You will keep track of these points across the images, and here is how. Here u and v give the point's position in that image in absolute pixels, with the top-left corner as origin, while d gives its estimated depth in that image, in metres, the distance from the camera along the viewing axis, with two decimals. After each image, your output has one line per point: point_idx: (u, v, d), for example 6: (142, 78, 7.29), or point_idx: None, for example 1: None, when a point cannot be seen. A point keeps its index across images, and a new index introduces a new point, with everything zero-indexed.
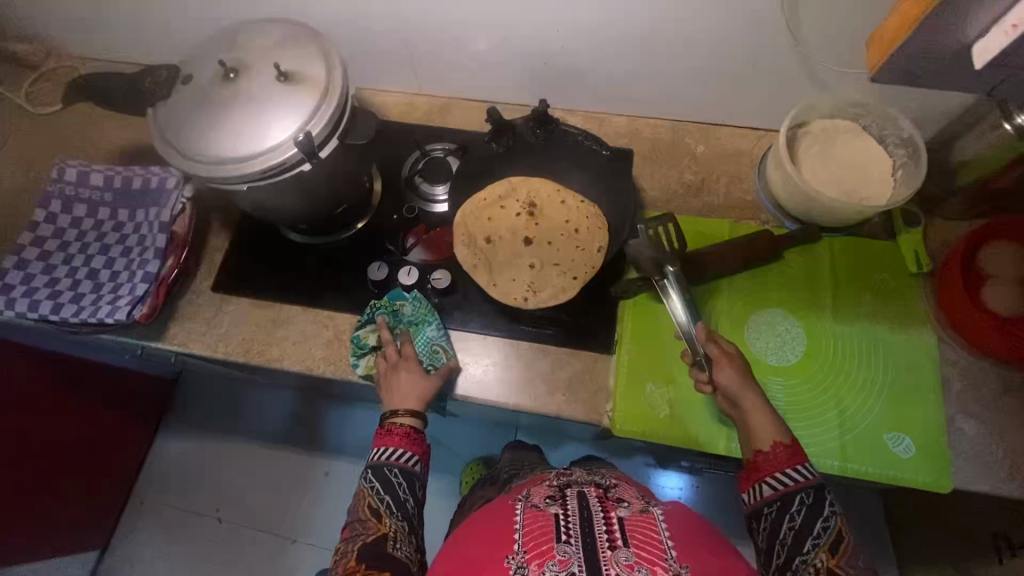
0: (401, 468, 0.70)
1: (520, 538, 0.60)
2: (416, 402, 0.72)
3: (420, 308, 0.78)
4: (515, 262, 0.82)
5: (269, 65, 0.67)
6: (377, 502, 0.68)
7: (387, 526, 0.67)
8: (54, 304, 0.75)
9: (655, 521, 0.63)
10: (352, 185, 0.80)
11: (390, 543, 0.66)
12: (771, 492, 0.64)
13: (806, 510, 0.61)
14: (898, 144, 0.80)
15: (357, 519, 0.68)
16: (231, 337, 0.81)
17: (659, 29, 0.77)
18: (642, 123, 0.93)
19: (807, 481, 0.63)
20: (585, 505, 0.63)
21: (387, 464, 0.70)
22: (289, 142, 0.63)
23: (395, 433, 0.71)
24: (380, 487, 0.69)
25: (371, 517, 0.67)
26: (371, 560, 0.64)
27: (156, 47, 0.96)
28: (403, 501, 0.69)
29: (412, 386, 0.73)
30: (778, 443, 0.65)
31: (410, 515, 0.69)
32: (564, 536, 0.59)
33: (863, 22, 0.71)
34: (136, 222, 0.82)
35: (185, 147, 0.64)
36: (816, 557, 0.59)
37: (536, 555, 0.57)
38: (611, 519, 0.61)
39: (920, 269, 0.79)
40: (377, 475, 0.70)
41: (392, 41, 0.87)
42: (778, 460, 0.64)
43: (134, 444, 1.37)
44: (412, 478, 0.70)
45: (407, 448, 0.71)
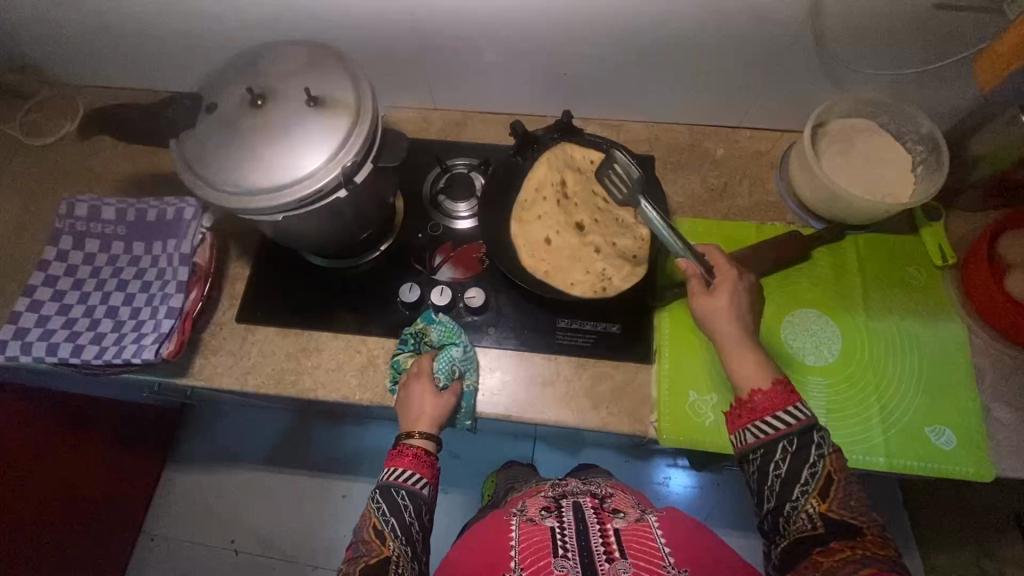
0: (408, 489, 0.68)
1: (517, 554, 0.60)
2: (428, 423, 0.72)
3: (450, 331, 0.77)
4: (577, 258, 0.84)
5: (297, 90, 0.65)
6: (383, 523, 0.64)
7: (390, 548, 0.63)
8: (73, 345, 0.72)
9: (652, 529, 0.63)
10: (378, 205, 0.78)
11: (393, 565, 0.61)
12: (754, 439, 0.60)
13: (789, 457, 0.58)
14: (916, 141, 0.81)
15: (359, 541, 0.64)
16: (260, 368, 0.79)
17: (680, 37, 0.77)
18: (659, 128, 0.94)
19: (790, 429, 0.59)
20: (581, 516, 0.64)
21: (394, 485, 0.68)
22: (324, 169, 0.62)
23: (406, 453, 0.70)
24: (387, 507, 0.66)
25: (374, 538, 0.64)
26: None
27: (158, 72, 0.93)
28: (408, 524, 0.65)
29: (425, 404, 0.72)
30: (756, 390, 0.62)
31: (414, 539, 0.65)
32: (561, 550, 0.59)
33: (883, 23, 0.72)
34: (153, 255, 0.79)
35: (214, 179, 0.62)
36: (806, 505, 0.57)
37: (534, 569, 0.58)
38: (608, 530, 0.62)
39: (945, 262, 0.81)
40: (383, 496, 0.67)
41: (408, 57, 0.86)
42: (761, 407, 0.61)
43: (143, 480, 1.32)
44: (418, 501, 0.67)
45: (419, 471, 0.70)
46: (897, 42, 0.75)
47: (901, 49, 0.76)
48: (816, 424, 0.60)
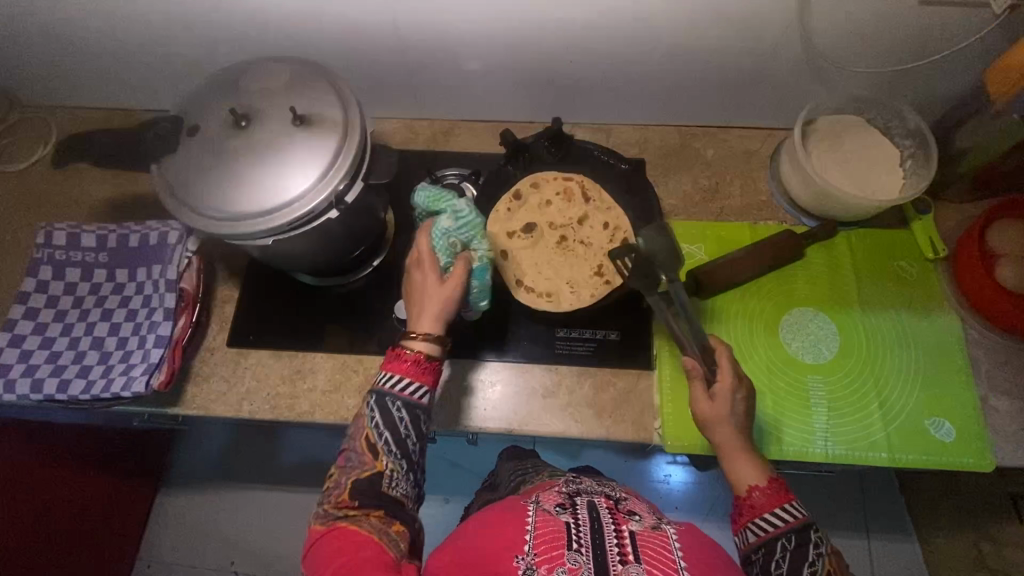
0: (406, 400, 0.61)
1: (530, 538, 0.58)
2: (429, 319, 0.63)
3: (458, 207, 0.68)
4: None
5: (281, 109, 0.63)
6: (376, 437, 0.60)
7: (384, 463, 0.60)
8: (59, 380, 0.70)
9: (669, 539, 0.60)
10: (370, 221, 0.77)
11: (385, 481, 0.60)
12: (755, 539, 0.60)
13: (789, 556, 0.58)
14: (905, 135, 0.81)
15: (352, 448, 0.61)
16: (255, 393, 0.77)
17: (669, 39, 0.76)
18: (649, 130, 0.93)
19: (786, 527, 0.59)
20: (596, 516, 0.61)
21: (390, 394, 0.61)
22: (314, 191, 0.60)
23: (404, 359, 0.62)
24: (381, 422, 0.60)
25: (367, 450, 0.60)
26: (364, 495, 0.59)
27: (134, 91, 0.90)
28: (404, 437, 0.61)
29: (427, 297, 0.63)
30: (753, 488, 0.62)
31: (411, 453, 0.61)
32: (575, 543, 0.57)
33: (869, 23, 0.72)
34: (137, 282, 0.76)
35: (200, 205, 0.60)
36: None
37: (547, 558, 0.55)
38: (622, 533, 0.59)
39: (937, 254, 0.81)
40: (378, 406, 0.61)
41: (391, 67, 0.84)
42: (758, 505, 0.61)
43: (136, 506, 1.29)
44: (417, 414, 0.62)
45: (411, 377, 0.62)
46: (885, 40, 0.74)
47: (889, 48, 0.76)
48: (810, 522, 0.60)
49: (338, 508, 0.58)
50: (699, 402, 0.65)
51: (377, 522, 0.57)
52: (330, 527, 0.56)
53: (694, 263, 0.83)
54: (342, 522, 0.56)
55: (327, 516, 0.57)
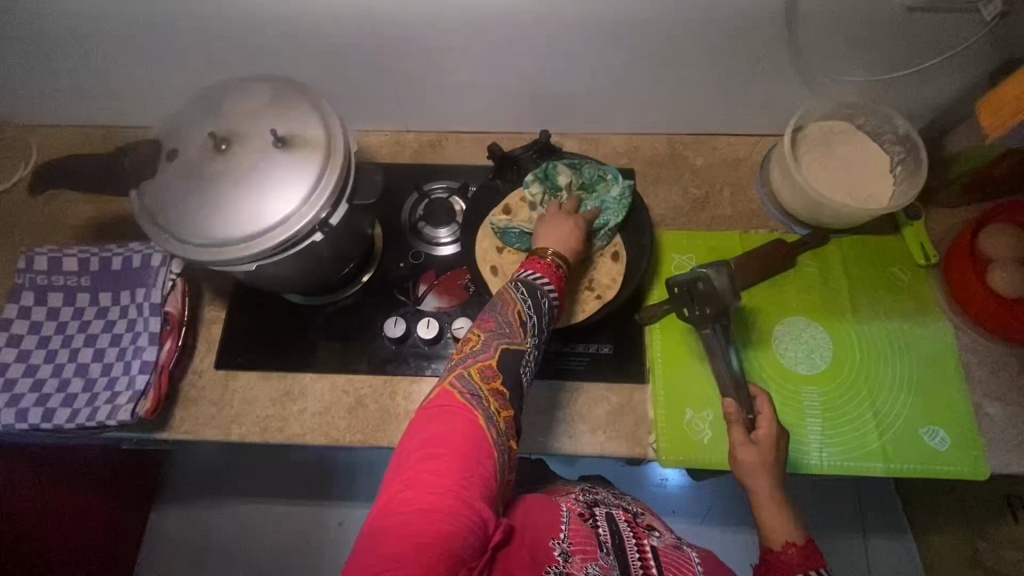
0: (550, 298, 0.64)
1: (565, 530, 0.60)
2: (561, 246, 0.68)
3: (622, 199, 0.78)
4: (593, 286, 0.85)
5: (262, 131, 0.62)
6: (527, 315, 0.60)
7: (526, 344, 0.60)
8: (43, 410, 0.69)
9: (691, 560, 0.63)
10: (356, 239, 0.76)
11: (522, 364, 0.59)
12: None
13: None
14: (894, 141, 0.81)
15: (503, 319, 0.60)
16: (244, 417, 0.76)
17: (657, 49, 0.76)
18: (638, 139, 0.92)
19: None
20: (617, 530, 0.64)
21: (540, 287, 0.63)
22: (298, 215, 0.59)
23: (544, 264, 0.65)
24: (531, 306, 0.61)
25: (518, 326, 0.60)
26: (506, 371, 0.58)
27: (114, 109, 0.88)
28: (543, 327, 0.62)
29: (567, 234, 0.69)
30: (791, 544, 0.59)
31: (542, 347, 0.62)
32: (604, 548, 0.59)
33: (856, 31, 0.72)
34: (121, 306, 0.75)
35: (182, 231, 0.59)
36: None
37: (580, 549, 0.57)
38: (645, 547, 0.62)
39: (928, 260, 0.81)
40: (529, 292, 0.62)
41: (376, 81, 0.83)
42: (793, 562, 0.58)
43: (129, 525, 1.27)
44: (554, 314, 0.64)
45: (549, 278, 0.64)
46: (871, 48, 0.74)
47: (876, 55, 0.75)
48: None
49: (484, 384, 0.56)
50: (734, 446, 0.65)
51: (504, 423, 0.54)
52: (466, 401, 0.53)
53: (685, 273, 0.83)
54: (476, 407, 0.53)
55: (465, 385, 0.55)
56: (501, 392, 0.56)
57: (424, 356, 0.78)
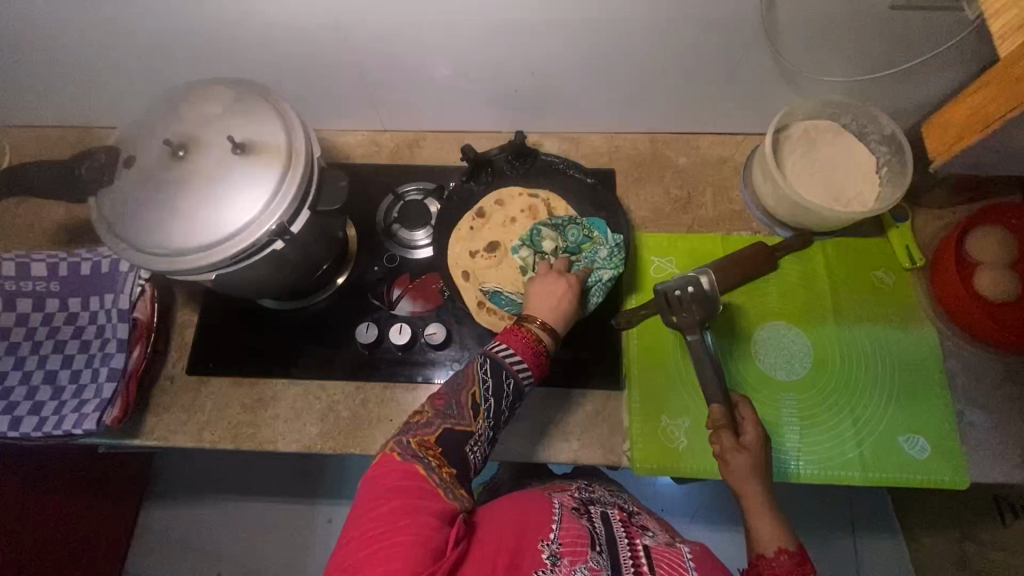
0: (516, 380, 0.61)
1: (556, 529, 0.58)
2: (552, 316, 0.65)
3: (613, 257, 0.72)
4: None
5: (219, 138, 0.60)
6: (482, 398, 0.60)
7: (477, 426, 0.60)
8: (11, 418, 0.68)
9: (682, 556, 0.60)
10: (328, 243, 0.74)
11: (470, 443, 0.59)
12: None
13: None
14: (880, 141, 0.78)
15: (455, 399, 0.60)
16: (215, 422, 0.75)
17: (632, 49, 0.73)
18: (619, 139, 0.90)
19: None
20: (611, 528, 0.62)
21: (507, 368, 0.60)
22: (256, 223, 0.57)
23: (524, 334, 0.62)
24: (492, 387, 0.60)
25: (469, 407, 0.60)
26: (449, 448, 0.58)
27: (84, 110, 0.87)
28: (501, 411, 0.61)
29: (552, 300, 0.66)
30: (782, 551, 0.58)
31: (498, 428, 0.62)
32: (597, 545, 0.57)
33: (838, 29, 0.69)
34: (91, 312, 0.75)
35: (138, 240, 0.58)
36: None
37: (570, 551, 0.55)
38: (637, 546, 0.59)
39: (913, 263, 0.79)
40: (492, 372, 0.60)
41: (349, 82, 0.81)
42: (778, 568, 0.58)
43: (119, 523, 1.27)
44: (520, 394, 0.62)
45: (521, 353, 0.61)
46: (852, 47, 0.71)
47: (861, 54, 0.73)
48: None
49: (422, 446, 0.57)
50: (722, 453, 0.64)
51: (447, 478, 0.56)
52: (407, 460, 0.55)
53: (664, 277, 0.81)
54: (419, 462, 0.55)
55: (407, 448, 0.57)
56: (445, 462, 0.57)
57: (397, 362, 0.77)
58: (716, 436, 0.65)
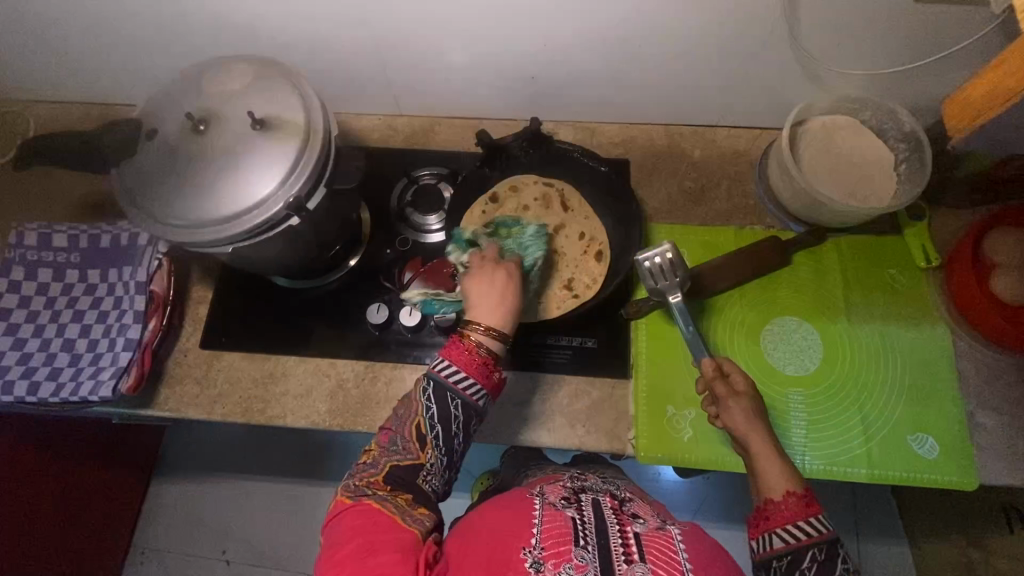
0: (463, 401, 0.61)
1: (538, 532, 0.55)
2: (495, 317, 0.63)
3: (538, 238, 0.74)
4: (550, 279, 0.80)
5: (240, 113, 0.61)
6: (427, 426, 0.60)
7: (426, 455, 0.61)
8: (29, 383, 0.70)
9: (673, 539, 0.58)
10: (342, 224, 0.75)
11: (422, 474, 0.61)
12: (781, 545, 0.57)
13: (816, 568, 0.55)
14: (899, 138, 0.78)
15: (399, 434, 0.61)
16: (227, 396, 0.77)
17: (651, 38, 0.73)
18: (635, 129, 0.90)
19: (820, 537, 0.56)
20: (600, 514, 0.60)
21: (450, 389, 0.60)
22: (273, 198, 0.58)
23: (462, 346, 0.62)
24: (436, 414, 0.60)
25: (415, 439, 0.61)
26: (400, 483, 0.60)
27: (108, 87, 0.88)
28: (453, 435, 0.61)
29: (492, 299, 0.64)
30: (790, 492, 0.59)
31: (455, 451, 0.62)
32: (581, 539, 0.54)
33: (860, 22, 0.68)
34: (109, 283, 0.76)
35: (158, 212, 0.59)
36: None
37: (554, 554, 0.53)
38: (628, 532, 0.56)
39: (928, 263, 0.79)
40: (435, 397, 0.60)
41: (367, 64, 0.81)
42: (788, 512, 0.58)
43: (129, 497, 1.29)
44: (470, 412, 0.61)
45: (466, 367, 0.61)
46: (872, 41, 0.71)
47: (882, 49, 0.72)
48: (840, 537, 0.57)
49: (370, 484, 0.59)
50: (722, 402, 0.65)
51: (404, 505, 0.58)
52: (358, 500, 0.58)
53: None
54: (370, 498, 0.58)
55: (356, 489, 0.59)
56: (399, 492, 0.59)
57: (406, 344, 0.78)
58: (712, 391, 0.66)
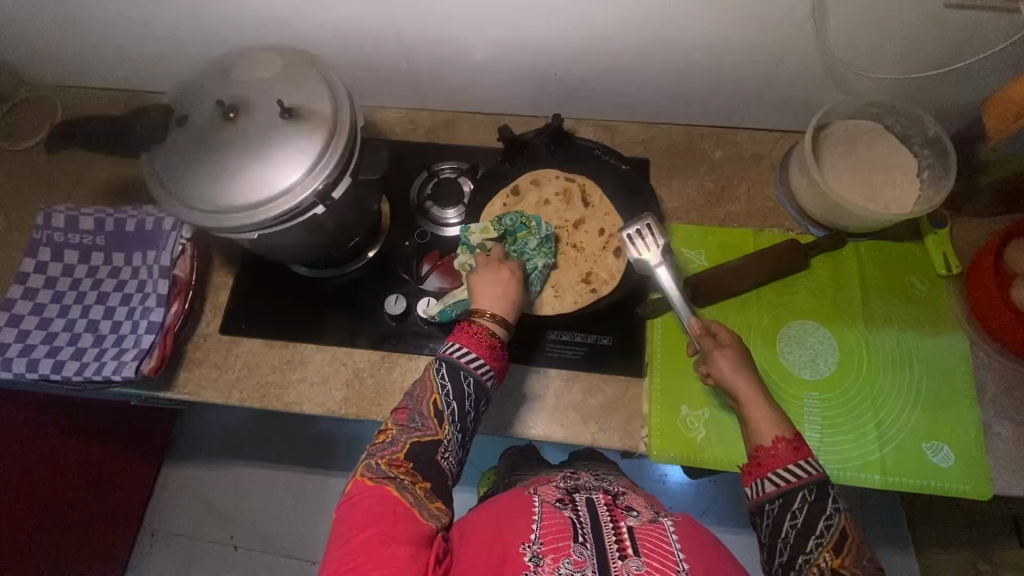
0: (475, 378, 0.63)
1: (537, 528, 0.55)
2: (499, 309, 0.67)
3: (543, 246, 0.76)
4: (566, 273, 0.80)
5: (269, 102, 0.62)
6: (444, 403, 0.62)
7: (445, 432, 0.62)
8: (53, 361, 0.71)
9: (666, 531, 0.57)
10: (363, 215, 0.76)
11: (441, 450, 0.61)
12: (773, 488, 0.59)
13: (808, 507, 0.57)
14: (924, 144, 0.77)
15: (417, 411, 0.62)
16: (245, 381, 0.78)
17: (678, 37, 0.72)
18: (657, 129, 0.89)
19: (809, 478, 0.58)
20: (595, 513, 0.59)
21: (463, 368, 0.63)
22: (299, 186, 0.59)
23: (471, 331, 0.65)
24: (452, 390, 0.62)
25: (433, 416, 0.62)
26: (420, 461, 0.59)
27: (135, 73, 0.89)
28: (466, 411, 0.63)
29: (499, 293, 0.68)
30: (778, 439, 0.61)
31: (467, 429, 0.63)
32: (581, 536, 0.54)
33: (889, 26, 0.68)
34: (133, 267, 0.77)
35: (186, 196, 0.60)
36: (818, 558, 0.55)
37: (552, 548, 0.52)
38: (621, 527, 0.56)
39: (949, 271, 0.78)
40: (450, 375, 0.63)
41: (391, 57, 0.81)
42: (780, 457, 0.60)
43: (141, 479, 1.31)
44: (483, 391, 0.64)
45: (476, 351, 0.64)
46: (900, 45, 0.70)
47: (910, 54, 0.72)
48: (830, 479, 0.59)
49: (391, 466, 0.58)
50: (710, 357, 0.68)
51: (420, 493, 0.57)
52: (377, 482, 0.56)
53: (692, 269, 0.81)
54: (390, 482, 0.56)
55: (376, 470, 0.57)
56: (417, 476, 0.58)
57: (423, 335, 0.78)
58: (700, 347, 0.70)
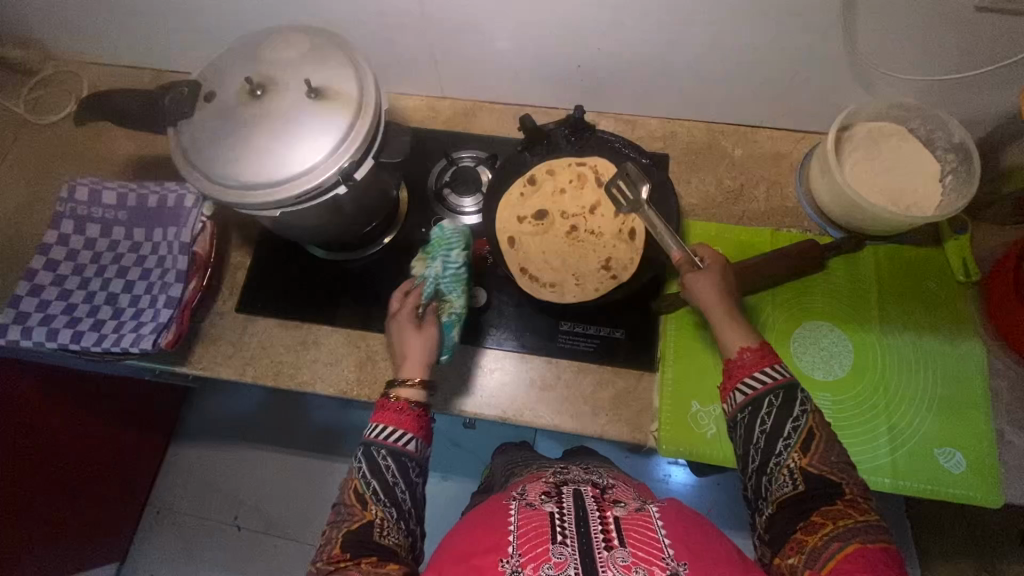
0: (390, 448, 0.61)
1: (514, 538, 0.52)
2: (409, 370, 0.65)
3: (438, 244, 0.66)
4: (583, 259, 0.81)
5: (297, 81, 0.62)
6: (363, 485, 0.59)
7: (370, 511, 0.58)
8: (72, 331, 0.72)
9: (652, 519, 0.54)
10: (382, 199, 0.76)
11: (376, 530, 0.57)
12: (743, 398, 0.59)
13: (775, 413, 0.57)
14: (948, 149, 0.76)
15: (341, 503, 0.60)
16: (259, 359, 0.78)
17: (704, 34, 0.72)
18: (677, 125, 0.90)
19: (776, 382, 0.58)
20: (581, 504, 0.56)
21: (377, 444, 0.61)
22: (323, 165, 0.59)
23: (387, 407, 0.63)
24: (369, 471, 0.60)
25: (356, 502, 0.59)
26: (356, 547, 0.55)
27: (161, 52, 0.90)
28: (392, 484, 0.59)
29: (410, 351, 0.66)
30: (744, 349, 0.60)
31: (399, 502, 0.59)
32: (561, 535, 0.51)
33: (920, 28, 0.67)
34: (153, 242, 0.78)
35: (211, 172, 0.60)
36: (788, 459, 0.56)
37: (531, 558, 0.49)
38: (607, 518, 0.53)
39: (968, 277, 0.77)
40: (367, 456, 0.60)
41: (416, 44, 0.82)
42: (747, 365, 0.59)
43: (149, 456, 1.32)
44: (402, 455, 0.61)
45: (399, 426, 0.62)
46: (930, 48, 0.70)
47: (938, 56, 0.71)
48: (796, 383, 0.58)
49: (331, 562, 0.55)
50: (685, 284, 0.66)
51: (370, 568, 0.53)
52: None
53: None
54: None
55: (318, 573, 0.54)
56: (360, 558, 0.54)
57: None
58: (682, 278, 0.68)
